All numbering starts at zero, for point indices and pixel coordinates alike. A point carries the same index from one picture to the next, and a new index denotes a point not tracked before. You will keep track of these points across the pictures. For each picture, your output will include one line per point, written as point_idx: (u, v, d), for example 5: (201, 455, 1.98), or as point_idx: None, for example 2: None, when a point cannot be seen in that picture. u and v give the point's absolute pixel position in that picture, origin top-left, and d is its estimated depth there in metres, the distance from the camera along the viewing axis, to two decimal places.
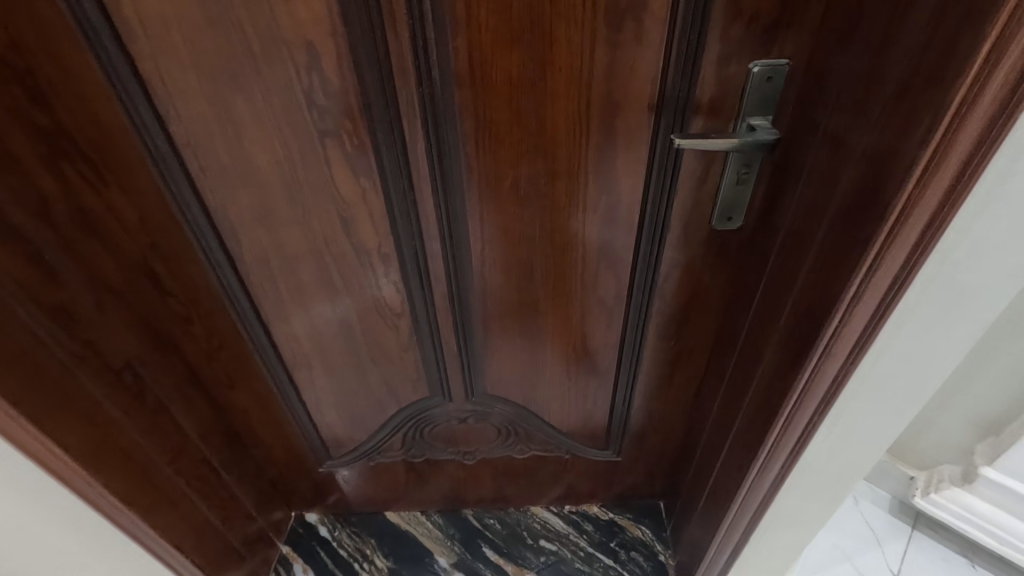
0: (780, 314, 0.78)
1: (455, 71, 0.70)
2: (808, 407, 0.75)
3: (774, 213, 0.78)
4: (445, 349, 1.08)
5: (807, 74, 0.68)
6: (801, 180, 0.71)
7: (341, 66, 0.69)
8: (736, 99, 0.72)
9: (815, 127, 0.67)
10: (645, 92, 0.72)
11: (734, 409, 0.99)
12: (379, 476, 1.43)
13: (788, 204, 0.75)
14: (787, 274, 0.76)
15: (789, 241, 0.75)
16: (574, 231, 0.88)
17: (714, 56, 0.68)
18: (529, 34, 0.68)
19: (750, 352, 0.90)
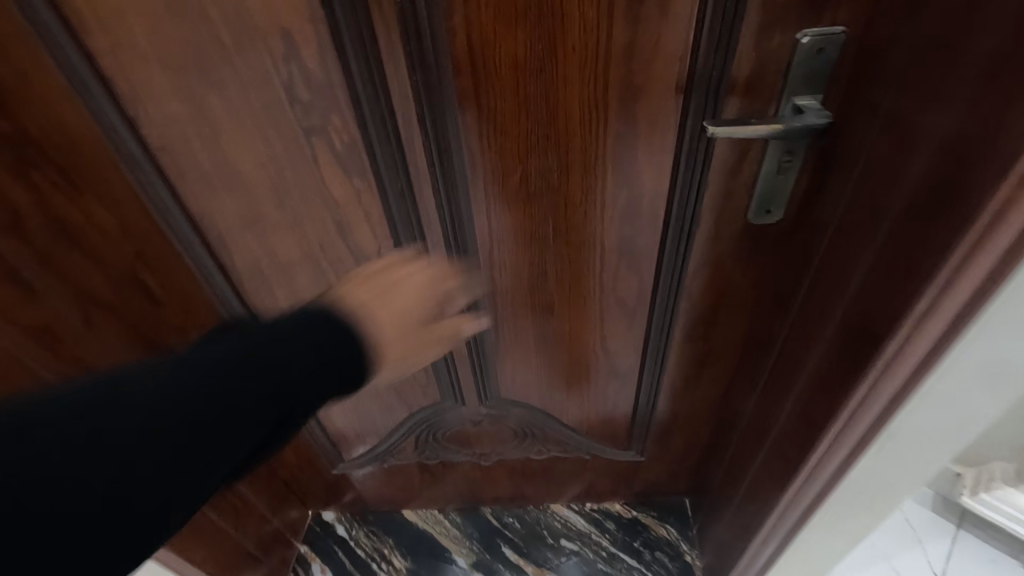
0: (827, 318, 0.69)
1: (451, 56, 0.61)
2: (860, 424, 0.67)
3: (820, 206, 0.69)
4: (456, 351, 1.01)
5: (866, 45, 0.57)
6: (856, 169, 0.61)
7: (322, 55, 0.61)
8: (780, 76, 0.61)
9: (874, 108, 0.57)
10: (672, 71, 0.62)
11: (769, 416, 0.91)
12: (394, 476, 1.40)
13: (838, 196, 0.65)
14: (837, 275, 0.67)
15: (838, 238, 0.66)
16: (592, 228, 0.79)
17: (754, 27, 0.58)
18: (537, 9, 0.58)
19: (790, 356, 0.82)
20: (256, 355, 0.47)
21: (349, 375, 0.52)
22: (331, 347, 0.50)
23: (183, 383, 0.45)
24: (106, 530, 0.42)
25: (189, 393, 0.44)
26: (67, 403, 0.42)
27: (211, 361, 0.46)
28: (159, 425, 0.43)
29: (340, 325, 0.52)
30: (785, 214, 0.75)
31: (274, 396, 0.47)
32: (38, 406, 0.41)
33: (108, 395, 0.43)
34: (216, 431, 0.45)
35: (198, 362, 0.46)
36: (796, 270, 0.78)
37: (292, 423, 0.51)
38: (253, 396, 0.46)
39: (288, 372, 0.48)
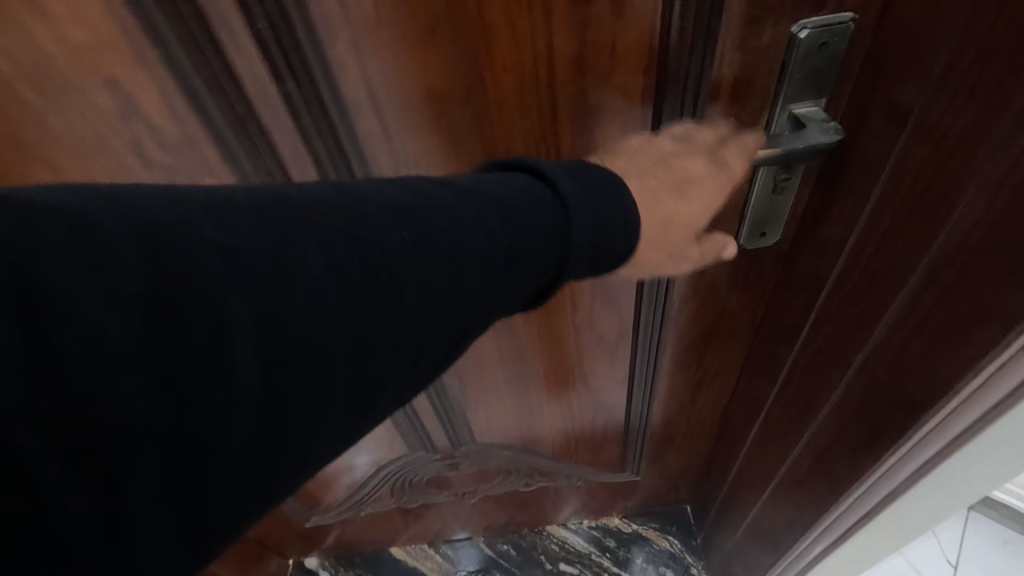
0: (837, 361, 0.58)
1: (346, 93, 0.46)
2: (894, 476, 0.57)
3: (824, 232, 0.56)
4: (420, 401, 0.89)
5: (882, 34, 0.43)
6: (868, 189, 0.48)
7: (172, 107, 0.45)
8: (774, 79, 0.48)
9: (898, 116, 0.44)
10: (637, 83, 0.48)
11: (773, 447, 0.81)
12: (375, 520, 1.29)
13: (845, 220, 0.52)
14: (846, 312, 0.55)
15: (845, 272, 0.53)
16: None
17: (737, 20, 0.44)
18: (450, 21, 0.43)
19: (792, 392, 0.70)
20: (538, 206, 0.38)
21: (618, 257, 0.40)
22: (612, 216, 0.39)
23: (465, 210, 0.36)
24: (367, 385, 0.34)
25: (470, 229, 0.36)
26: (372, 197, 0.35)
27: (498, 193, 0.38)
28: (436, 262, 0.35)
29: (622, 195, 0.40)
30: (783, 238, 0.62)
31: (546, 258, 0.38)
32: (325, 201, 0.34)
33: (398, 214, 0.35)
34: (479, 289, 0.37)
35: (483, 191, 0.38)
36: (789, 297, 0.66)
37: (546, 295, 0.41)
38: (532, 253, 0.37)
39: (567, 235, 0.38)
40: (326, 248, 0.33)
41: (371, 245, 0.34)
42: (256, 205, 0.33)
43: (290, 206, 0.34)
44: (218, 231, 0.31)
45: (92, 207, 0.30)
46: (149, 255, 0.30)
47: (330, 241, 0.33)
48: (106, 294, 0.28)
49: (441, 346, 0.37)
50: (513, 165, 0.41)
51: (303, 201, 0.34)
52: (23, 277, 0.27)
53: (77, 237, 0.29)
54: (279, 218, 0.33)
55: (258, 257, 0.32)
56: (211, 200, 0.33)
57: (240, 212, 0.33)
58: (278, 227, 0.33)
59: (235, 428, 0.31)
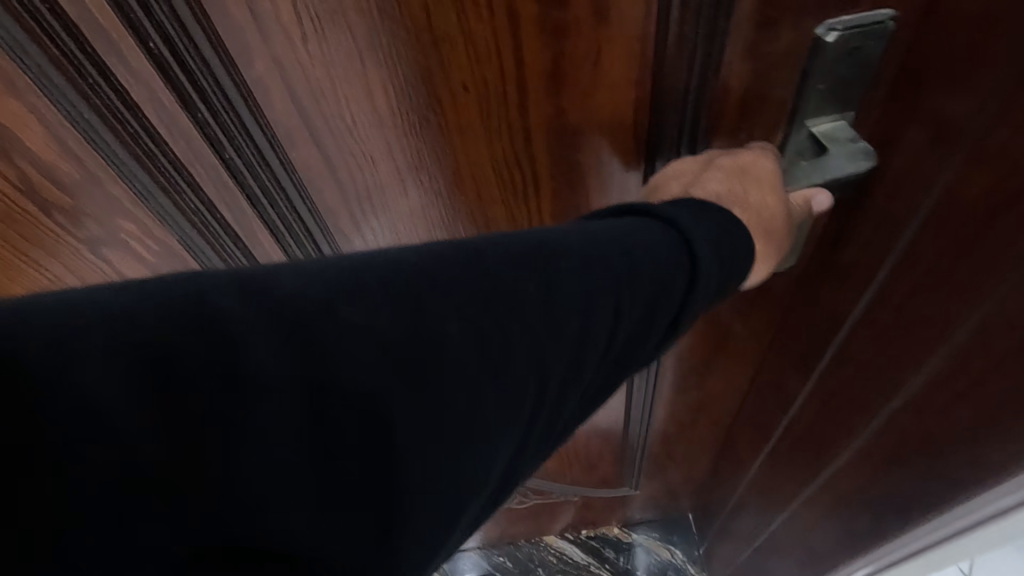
0: (863, 407, 0.51)
1: (273, 122, 0.38)
2: (925, 534, 0.52)
3: (836, 265, 0.48)
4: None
5: (923, 44, 0.35)
6: (898, 224, 0.41)
7: (60, 146, 0.37)
8: (793, 89, 0.39)
9: (943, 142, 0.36)
10: (627, 97, 0.40)
11: (782, 479, 0.75)
12: None
13: (865, 258, 0.45)
14: (869, 355, 0.48)
15: (869, 311, 0.46)
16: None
17: (748, 24, 0.36)
18: (394, 34, 0.35)
19: (805, 431, 0.64)
20: (663, 239, 0.33)
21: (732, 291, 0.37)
22: (732, 242, 0.35)
23: (604, 264, 0.31)
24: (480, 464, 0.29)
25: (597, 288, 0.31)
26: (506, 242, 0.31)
27: (636, 237, 0.33)
28: (572, 328, 0.30)
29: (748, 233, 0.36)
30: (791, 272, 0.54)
31: (670, 313, 0.33)
32: (456, 266, 0.29)
33: (540, 254, 0.30)
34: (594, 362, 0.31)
35: (621, 238, 0.32)
36: (791, 329, 0.59)
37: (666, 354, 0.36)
38: (665, 308, 0.33)
39: (701, 283, 0.33)
40: (463, 322, 0.28)
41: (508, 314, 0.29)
42: (367, 275, 0.28)
43: (410, 274, 0.28)
44: (337, 314, 0.26)
45: (139, 296, 0.25)
46: (240, 346, 0.25)
47: (464, 310, 0.28)
48: (182, 387, 0.24)
49: (552, 426, 0.32)
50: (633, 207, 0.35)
51: (427, 261, 0.29)
52: (83, 394, 0.23)
53: (129, 338, 0.24)
54: (407, 286, 0.28)
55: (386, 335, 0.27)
56: (298, 270, 0.28)
57: (350, 285, 0.27)
58: (407, 297, 0.28)
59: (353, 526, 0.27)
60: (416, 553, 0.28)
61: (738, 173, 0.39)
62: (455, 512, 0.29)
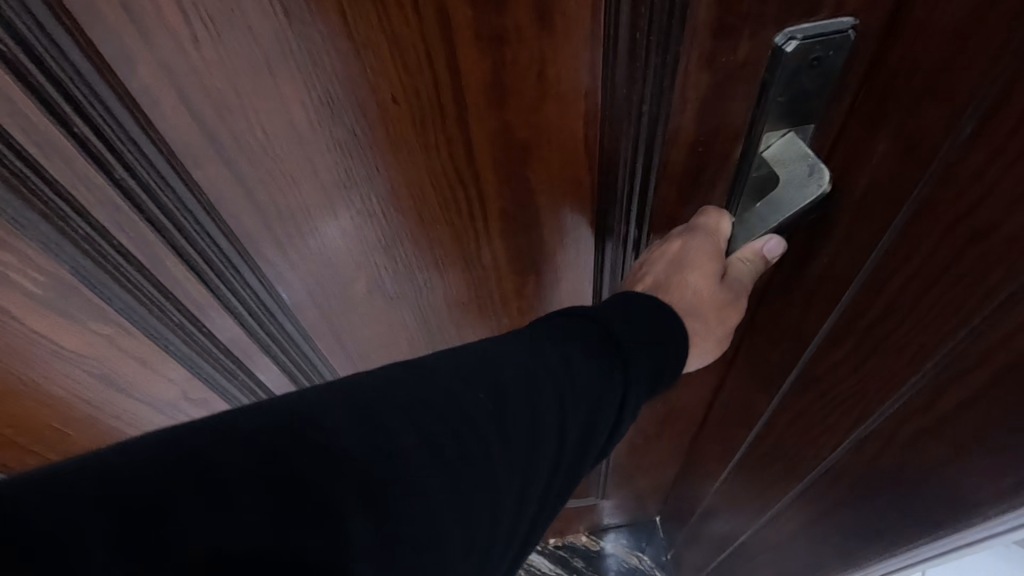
0: (834, 434, 0.50)
1: (172, 138, 0.33)
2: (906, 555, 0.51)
3: (801, 286, 0.47)
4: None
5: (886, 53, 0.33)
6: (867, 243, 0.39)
7: None
8: (752, 100, 0.37)
9: (915, 158, 0.34)
10: (576, 110, 0.37)
11: (751, 493, 0.74)
12: None
13: (830, 281, 0.43)
14: (836, 374, 0.47)
15: (836, 331, 0.45)
16: (496, 312, 0.55)
17: (706, 32, 0.33)
18: (308, 39, 0.30)
19: (773, 447, 0.62)
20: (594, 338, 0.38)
21: (662, 390, 0.42)
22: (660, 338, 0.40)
23: (542, 378, 0.35)
24: (444, 537, 0.31)
25: (537, 384, 0.35)
26: (468, 348, 0.37)
27: (571, 350, 0.37)
28: (522, 419, 0.34)
29: (678, 335, 0.41)
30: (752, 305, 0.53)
31: (608, 416, 0.38)
32: (436, 369, 0.34)
33: (500, 353, 0.36)
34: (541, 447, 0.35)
35: (554, 355, 0.37)
36: (752, 350, 0.58)
37: (613, 444, 0.40)
38: (602, 409, 0.37)
39: (629, 384, 0.38)
40: (417, 437, 0.31)
41: (456, 429, 0.32)
42: (329, 401, 0.31)
43: (366, 398, 0.32)
44: (323, 411, 0.31)
45: (126, 449, 0.28)
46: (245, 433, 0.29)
47: (418, 427, 0.32)
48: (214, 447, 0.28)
49: (517, 517, 0.35)
50: (577, 313, 0.40)
51: (405, 368, 0.34)
52: (75, 527, 0.25)
53: (183, 426, 0.30)
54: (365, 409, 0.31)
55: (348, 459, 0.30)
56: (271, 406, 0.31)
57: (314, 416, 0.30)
58: (368, 408, 0.31)
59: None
60: None
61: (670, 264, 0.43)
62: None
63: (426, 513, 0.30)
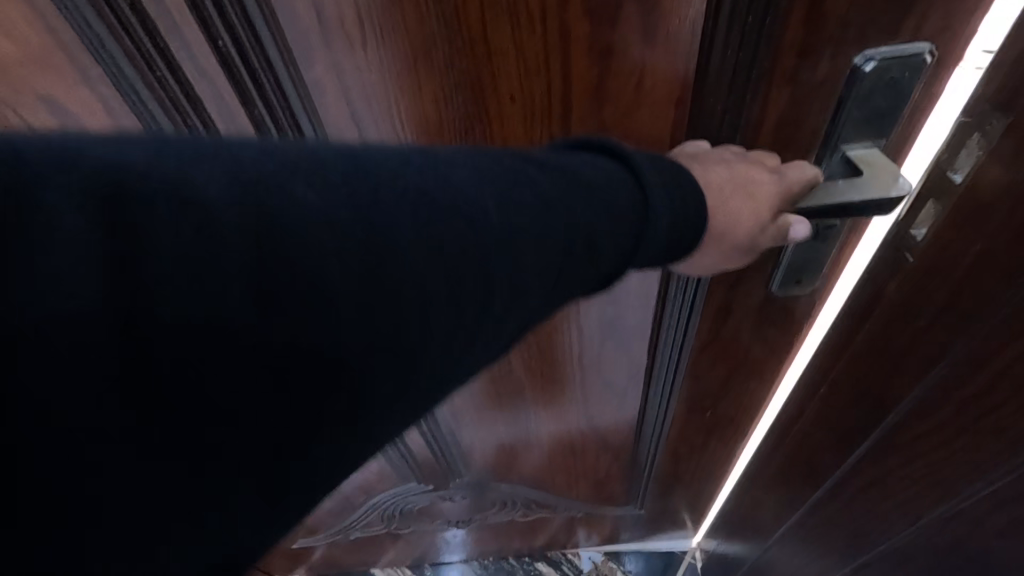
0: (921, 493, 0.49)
1: (323, 120, 0.39)
2: None
3: (882, 343, 0.49)
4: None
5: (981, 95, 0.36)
6: (972, 328, 0.41)
7: (121, 128, 0.38)
8: (827, 118, 0.41)
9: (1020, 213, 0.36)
10: (667, 117, 0.41)
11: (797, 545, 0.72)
12: (360, 555, 1.19)
13: (922, 351, 0.45)
14: (917, 445, 0.48)
15: (928, 398, 0.46)
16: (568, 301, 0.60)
17: (791, 49, 0.37)
18: (449, 40, 0.36)
19: (837, 511, 0.61)
20: (613, 188, 0.33)
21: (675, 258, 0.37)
22: (680, 202, 0.35)
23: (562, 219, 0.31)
24: (421, 372, 0.29)
25: (555, 215, 0.31)
26: (476, 162, 0.30)
27: (593, 196, 0.32)
28: (526, 253, 0.30)
29: (701, 227, 0.36)
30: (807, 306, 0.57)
31: (617, 260, 0.33)
32: (436, 175, 0.29)
33: (505, 171, 0.31)
34: (538, 285, 0.31)
35: (572, 185, 0.32)
36: (823, 403, 0.59)
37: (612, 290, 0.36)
38: (602, 264, 0.33)
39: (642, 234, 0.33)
40: (379, 247, 0.26)
41: (425, 246, 0.27)
42: (287, 169, 0.26)
43: (332, 181, 0.26)
44: (293, 189, 0.25)
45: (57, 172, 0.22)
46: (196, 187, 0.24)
47: (383, 244, 0.26)
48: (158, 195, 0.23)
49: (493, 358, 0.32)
50: (602, 148, 0.35)
51: (401, 164, 0.28)
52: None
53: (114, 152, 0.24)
54: (330, 189, 0.26)
55: (280, 260, 0.24)
56: (228, 157, 0.26)
57: (271, 179, 0.25)
58: (360, 206, 0.26)
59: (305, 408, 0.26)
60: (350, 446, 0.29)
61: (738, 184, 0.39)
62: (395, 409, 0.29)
63: (375, 342, 0.27)
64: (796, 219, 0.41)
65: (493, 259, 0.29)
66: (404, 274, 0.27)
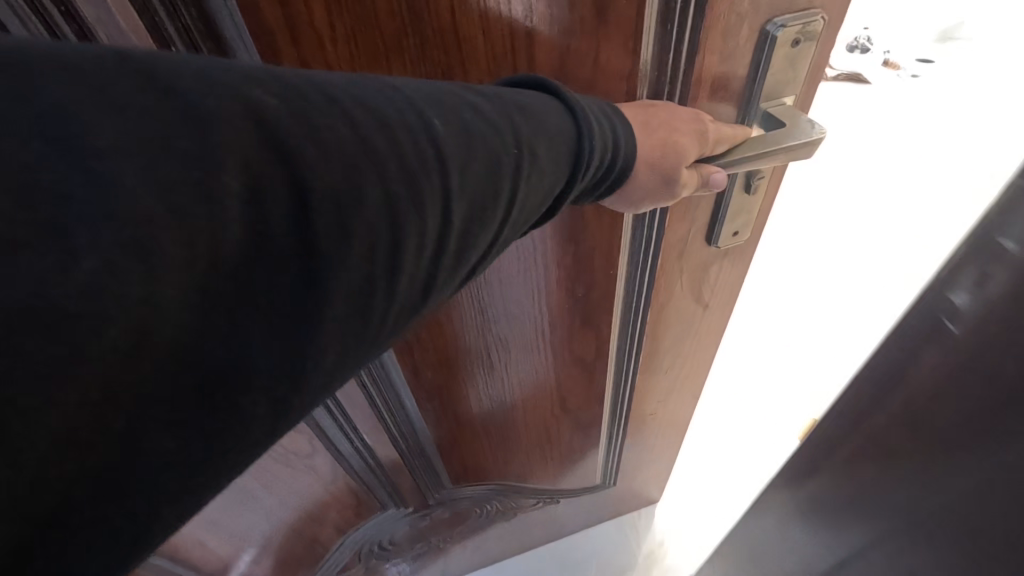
0: None
1: None
2: None
3: None
4: (313, 434, 0.67)
5: None
6: None
7: None
8: (748, 82, 0.47)
9: None
10: (621, 91, 0.44)
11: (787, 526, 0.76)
12: None
13: None
14: None
15: None
16: (541, 280, 0.62)
17: (720, 21, 0.42)
18: (421, 33, 0.37)
19: None
20: (545, 110, 0.36)
21: (612, 176, 0.41)
22: (606, 119, 0.39)
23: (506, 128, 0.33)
24: (390, 283, 0.30)
25: (495, 126, 0.33)
26: (412, 90, 0.32)
27: (530, 113, 0.35)
28: (478, 160, 0.32)
29: (630, 151, 0.40)
30: (737, 252, 0.67)
31: (560, 175, 0.36)
32: (386, 99, 0.30)
33: (443, 94, 0.33)
34: (495, 193, 0.33)
35: (514, 110, 0.34)
36: None
37: (556, 210, 0.39)
38: (548, 186, 0.36)
39: (578, 146, 0.37)
40: (354, 165, 0.28)
41: (396, 164, 0.29)
42: (256, 91, 0.26)
43: (302, 108, 0.27)
44: (255, 98, 0.26)
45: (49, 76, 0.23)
46: (172, 91, 0.25)
47: (356, 162, 0.28)
48: (139, 101, 0.24)
49: (453, 279, 0.34)
50: (536, 83, 0.38)
51: (350, 89, 0.29)
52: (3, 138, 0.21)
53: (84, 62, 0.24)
54: (301, 110, 0.27)
55: (266, 177, 0.26)
56: (193, 80, 0.25)
57: (245, 99, 0.26)
58: (311, 119, 0.27)
59: (285, 309, 0.27)
60: (327, 360, 0.29)
61: (702, 132, 0.44)
62: (370, 326, 0.30)
63: (356, 256, 0.28)
64: (714, 171, 0.47)
65: (450, 166, 0.31)
66: (365, 183, 0.28)
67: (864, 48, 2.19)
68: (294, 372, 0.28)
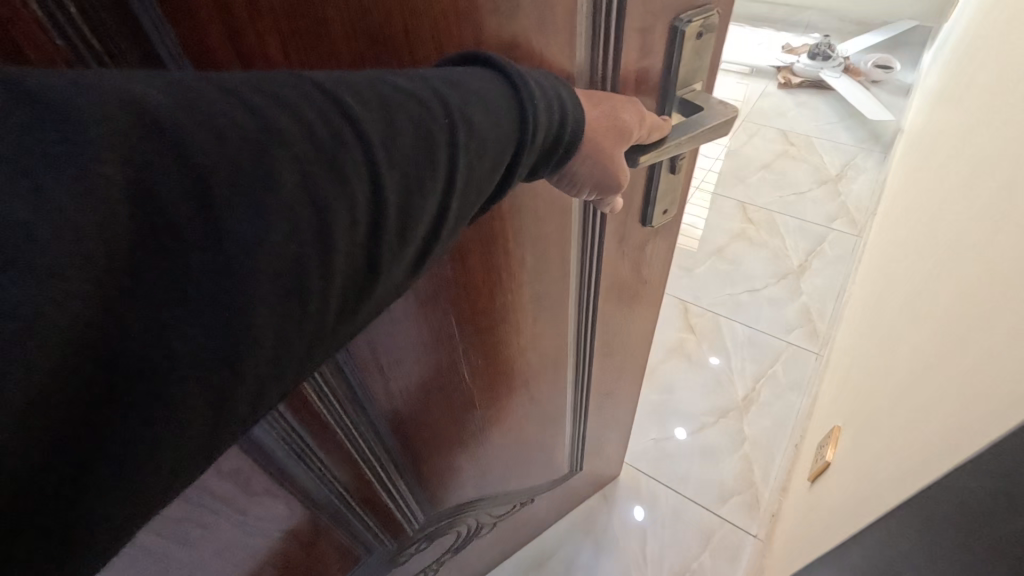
0: None
1: None
2: None
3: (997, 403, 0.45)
4: (277, 481, 0.59)
5: None
6: None
7: None
8: (665, 73, 0.52)
9: None
10: None
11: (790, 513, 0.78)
12: None
13: None
14: None
15: None
16: (502, 270, 0.61)
17: (638, 20, 0.47)
18: (377, 53, 0.36)
19: None
20: (483, 80, 0.35)
21: (562, 142, 0.41)
22: (546, 82, 0.39)
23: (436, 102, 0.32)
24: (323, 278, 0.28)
25: (430, 102, 0.32)
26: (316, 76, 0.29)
27: (461, 86, 0.34)
28: (400, 141, 0.30)
29: (577, 120, 0.40)
30: (665, 229, 0.74)
31: (508, 146, 0.36)
32: (290, 86, 0.28)
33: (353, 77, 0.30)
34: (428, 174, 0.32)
35: (441, 81, 0.33)
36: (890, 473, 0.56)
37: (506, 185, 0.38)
38: (493, 155, 0.35)
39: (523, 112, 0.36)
40: (254, 159, 0.25)
41: (308, 145, 0.27)
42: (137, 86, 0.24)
43: (197, 104, 0.25)
44: (140, 94, 0.24)
45: None
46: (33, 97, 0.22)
47: (263, 155, 0.26)
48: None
49: (399, 263, 0.33)
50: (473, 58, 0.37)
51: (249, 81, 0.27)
52: None
53: None
54: (190, 104, 0.25)
55: (150, 178, 0.23)
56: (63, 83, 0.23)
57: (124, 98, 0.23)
58: (204, 115, 0.25)
59: (200, 319, 0.25)
60: (260, 367, 0.27)
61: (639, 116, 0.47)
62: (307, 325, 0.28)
63: (277, 254, 0.26)
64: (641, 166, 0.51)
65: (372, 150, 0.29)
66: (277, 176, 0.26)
67: (824, 56, 2.63)
68: (234, 379, 0.26)
